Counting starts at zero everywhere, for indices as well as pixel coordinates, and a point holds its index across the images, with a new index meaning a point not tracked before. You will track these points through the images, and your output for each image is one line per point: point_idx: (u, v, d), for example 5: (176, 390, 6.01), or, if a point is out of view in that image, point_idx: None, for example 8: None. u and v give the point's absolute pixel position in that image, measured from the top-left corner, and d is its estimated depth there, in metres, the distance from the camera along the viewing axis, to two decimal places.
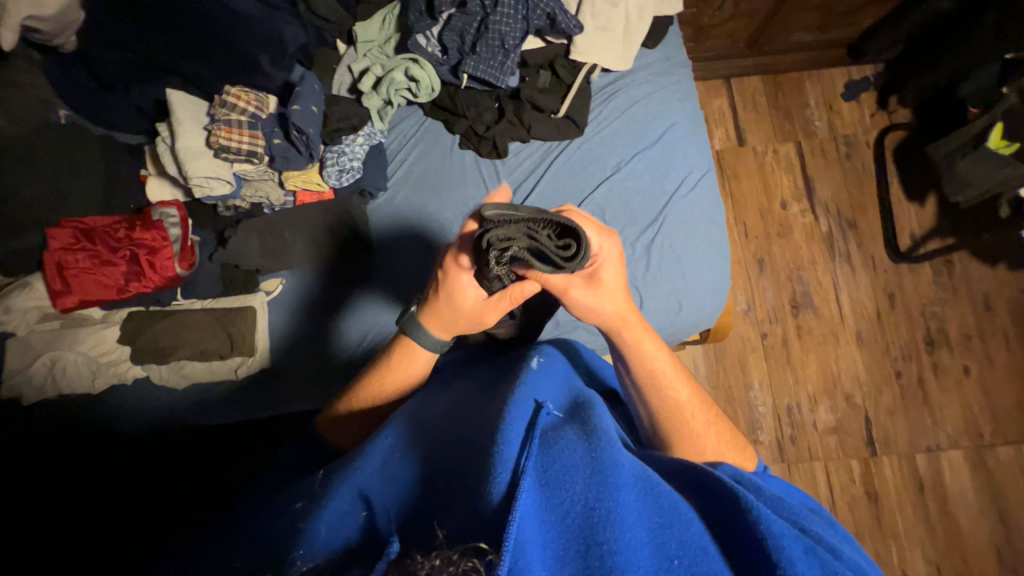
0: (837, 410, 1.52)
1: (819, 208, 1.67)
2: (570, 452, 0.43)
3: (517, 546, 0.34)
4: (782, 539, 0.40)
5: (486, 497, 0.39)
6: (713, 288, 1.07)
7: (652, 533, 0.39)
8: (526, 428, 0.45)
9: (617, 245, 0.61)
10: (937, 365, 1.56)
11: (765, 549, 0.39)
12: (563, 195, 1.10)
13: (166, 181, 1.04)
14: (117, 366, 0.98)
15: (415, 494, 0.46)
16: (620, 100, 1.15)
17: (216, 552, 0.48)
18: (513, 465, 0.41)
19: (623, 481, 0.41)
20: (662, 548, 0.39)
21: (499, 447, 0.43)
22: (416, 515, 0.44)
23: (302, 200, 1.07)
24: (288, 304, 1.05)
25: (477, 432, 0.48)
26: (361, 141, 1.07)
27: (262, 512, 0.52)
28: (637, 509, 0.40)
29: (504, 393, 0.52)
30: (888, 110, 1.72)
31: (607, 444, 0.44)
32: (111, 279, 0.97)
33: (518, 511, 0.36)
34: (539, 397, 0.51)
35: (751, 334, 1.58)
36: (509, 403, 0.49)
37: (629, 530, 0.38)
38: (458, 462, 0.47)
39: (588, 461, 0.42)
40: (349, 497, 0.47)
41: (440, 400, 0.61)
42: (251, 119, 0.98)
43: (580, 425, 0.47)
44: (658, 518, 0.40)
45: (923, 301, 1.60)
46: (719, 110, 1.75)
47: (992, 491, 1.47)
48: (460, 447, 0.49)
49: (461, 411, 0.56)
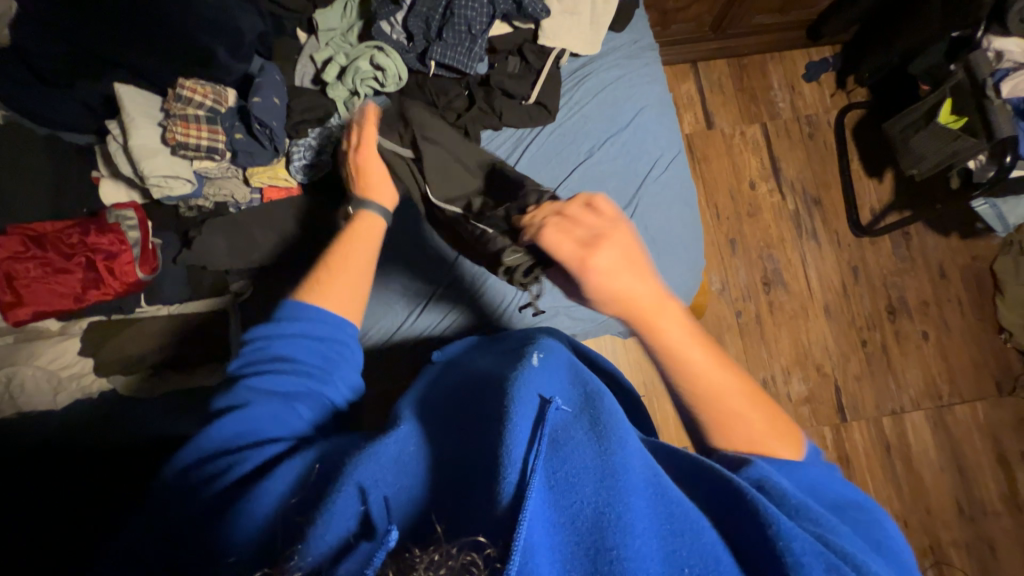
0: (809, 380, 1.59)
1: (786, 186, 1.72)
2: (578, 456, 0.45)
3: (525, 547, 0.38)
4: (801, 556, 0.40)
5: (496, 499, 0.42)
6: (688, 267, 1.10)
7: (662, 541, 0.41)
8: (531, 426, 0.47)
9: (618, 238, 0.58)
10: (899, 332, 1.64)
11: (777, 558, 0.41)
12: (537, 183, 1.10)
13: (121, 182, 0.98)
14: (81, 380, 0.93)
15: (426, 489, 0.48)
16: (591, 83, 1.15)
17: (211, 555, 0.49)
18: (521, 468, 0.43)
19: (633, 486, 0.43)
20: (673, 557, 0.41)
21: (505, 454, 0.44)
22: (424, 515, 0.45)
23: (268, 197, 1.02)
24: (260, 307, 1.00)
25: (484, 426, 0.50)
26: (328, 133, 1.03)
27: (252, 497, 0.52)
28: (648, 514, 0.42)
29: (504, 387, 0.52)
30: (846, 90, 1.78)
31: (617, 444, 0.45)
32: (67, 287, 0.91)
33: (527, 517, 0.39)
34: (544, 390, 0.52)
35: (726, 313, 1.63)
36: (515, 396, 0.49)
37: (639, 537, 0.40)
38: (470, 459, 0.48)
39: (597, 465, 0.44)
40: (353, 492, 0.47)
41: (445, 392, 0.62)
42: (209, 113, 0.94)
43: (590, 422, 0.48)
44: (669, 526, 0.42)
45: (884, 272, 1.68)
46: (687, 94, 1.78)
47: (951, 447, 1.56)
48: (470, 441, 0.50)
49: (464, 406, 0.56)
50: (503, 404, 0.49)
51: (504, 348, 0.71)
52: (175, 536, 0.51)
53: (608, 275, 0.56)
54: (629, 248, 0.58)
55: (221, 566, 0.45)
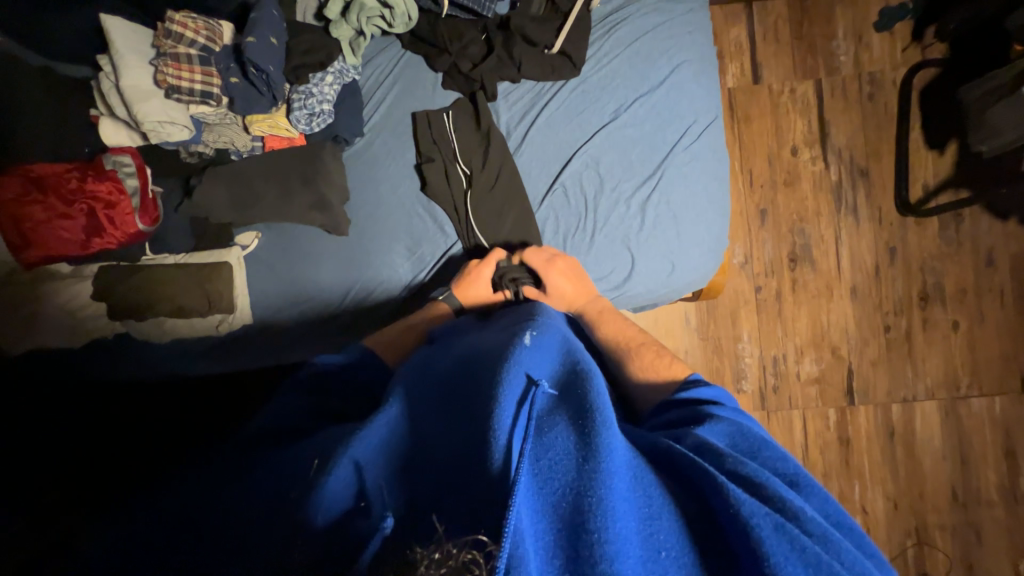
0: (822, 361, 1.55)
1: (831, 154, 1.57)
2: (562, 442, 0.48)
3: (516, 531, 0.39)
4: (753, 518, 0.43)
5: (489, 461, 0.46)
6: (709, 246, 1.06)
7: (640, 525, 0.44)
8: (517, 402, 0.52)
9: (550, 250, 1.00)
10: (927, 320, 1.56)
11: (749, 539, 0.43)
12: (554, 146, 1.05)
13: (121, 123, 0.94)
14: (96, 322, 0.94)
15: (408, 481, 0.49)
16: (624, 32, 1.06)
17: (221, 500, 0.53)
18: (509, 450, 0.46)
19: (615, 468, 0.46)
20: (649, 541, 0.44)
21: (495, 434, 0.47)
22: (414, 507, 0.47)
23: (271, 146, 0.99)
24: (267, 259, 1.02)
25: (472, 408, 0.53)
26: (330, 80, 0.97)
27: (251, 474, 0.57)
28: (627, 498, 0.45)
29: (498, 365, 0.57)
30: (922, 44, 1.56)
31: (601, 429, 0.48)
32: (71, 233, 0.90)
33: (516, 503, 0.41)
34: (530, 370, 0.57)
35: (745, 288, 1.56)
36: (504, 377, 0.54)
37: (619, 520, 0.42)
38: (463, 444, 0.50)
39: (581, 445, 0.47)
40: (348, 467, 0.50)
41: (435, 369, 0.65)
42: (202, 53, 0.89)
43: (574, 408, 0.52)
44: (646, 510, 0.46)
45: (924, 256, 1.57)
46: (735, 41, 1.58)
47: (958, 437, 1.53)
48: (460, 428, 0.52)
49: (453, 385, 0.59)
50: (493, 386, 0.53)
51: (497, 326, 0.77)
52: (186, 496, 0.56)
53: (552, 276, 0.94)
54: (572, 265, 0.97)
55: (235, 524, 0.50)
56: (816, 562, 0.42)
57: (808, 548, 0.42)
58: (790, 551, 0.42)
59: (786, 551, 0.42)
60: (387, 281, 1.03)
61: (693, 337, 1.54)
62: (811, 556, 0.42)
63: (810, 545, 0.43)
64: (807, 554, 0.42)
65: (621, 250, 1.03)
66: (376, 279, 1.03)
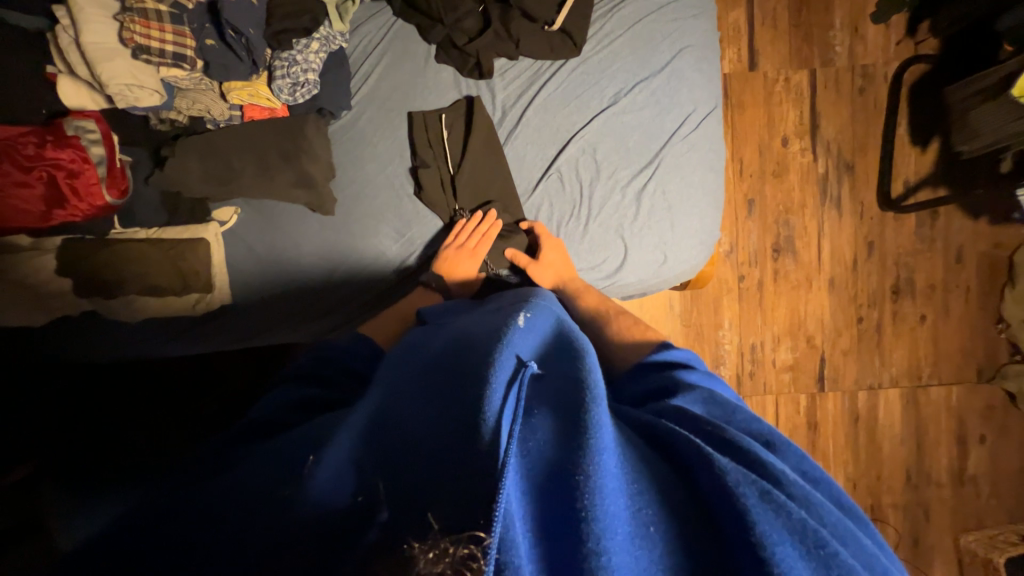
0: (797, 350, 1.60)
1: (820, 146, 1.58)
2: (554, 423, 0.45)
3: (506, 514, 0.37)
4: (736, 487, 0.41)
5: (479, 434, 0.43)
6: (701, 238, 1.07)
7: (629, 500, 0.41)
8: (507, 380, 0.49)
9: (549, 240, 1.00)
10: (897, 312, 1.62)
11: (737, 505, 0.40)
12: (552, 130, 1.02)
13: (82, 84, 0.85)
14: (60, 299, 0.87)
15: (392, 465, 0.46)
16: (626, 13, 1.03)
17: (198, 488, 0.50)
18: (499, 429, 0.43)
19: (605, 445, 0.43)
20: (638, 515, 0.40)
21: (483, 414, 0.45)
22: (408, 495, 0.43)
23: (251, 116, 0.95)
24: (246, 237, 0.97)
25: (460, 388, 0.50)
26: (316, 47, 0.90)
27: (243, 466, 0.52)
28: (617, 474, 0.42)
29: (490, 346, 0.55)
30: (915, 39, 1.57)
31: (592, 405, 0.46)
32: (29, 205, 0.84)
33: (506, 485, 0.39)
34: (520, 350, 0.55)
35: (728, 277, 1.58)
36: (494, 357, 0.52)
37: (609, 497, 0.39)
38: (449, 423, 0.47)
39: (572, 422, 0.44)
40: (340, 465, 0.47)
41: (426, 352, 0.63)
42: (173, 9, 0.82)
43: (566, 385, 0.50)
44: (634, 485, 0.42)
45: (899, 251, 1.62)
46: (734, 25, 1.56)
47: (916, 424, 1.62)
48: (448, 406, 0.48)
49: (441, 367, 0.56)
50: (483, 367, 0.51)
51: (490, 308, 0.76)
52: (167, 490, 0.54)
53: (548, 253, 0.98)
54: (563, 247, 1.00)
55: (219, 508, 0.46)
56: (802, 528, 0.39)
57: (794, 515, 0.39)
58: (774, 518, 0.39)
59: (771, 519, 0.39)
60: (372, 262, 1.01)
61: (676, 324, 1.56)
62: (797, 523, 0.39)
63: (795, 511, 0.40)
64: (793, 521, 0.39)
65: (615, 237, 1.02)
66: (361, 261, 1.00)
